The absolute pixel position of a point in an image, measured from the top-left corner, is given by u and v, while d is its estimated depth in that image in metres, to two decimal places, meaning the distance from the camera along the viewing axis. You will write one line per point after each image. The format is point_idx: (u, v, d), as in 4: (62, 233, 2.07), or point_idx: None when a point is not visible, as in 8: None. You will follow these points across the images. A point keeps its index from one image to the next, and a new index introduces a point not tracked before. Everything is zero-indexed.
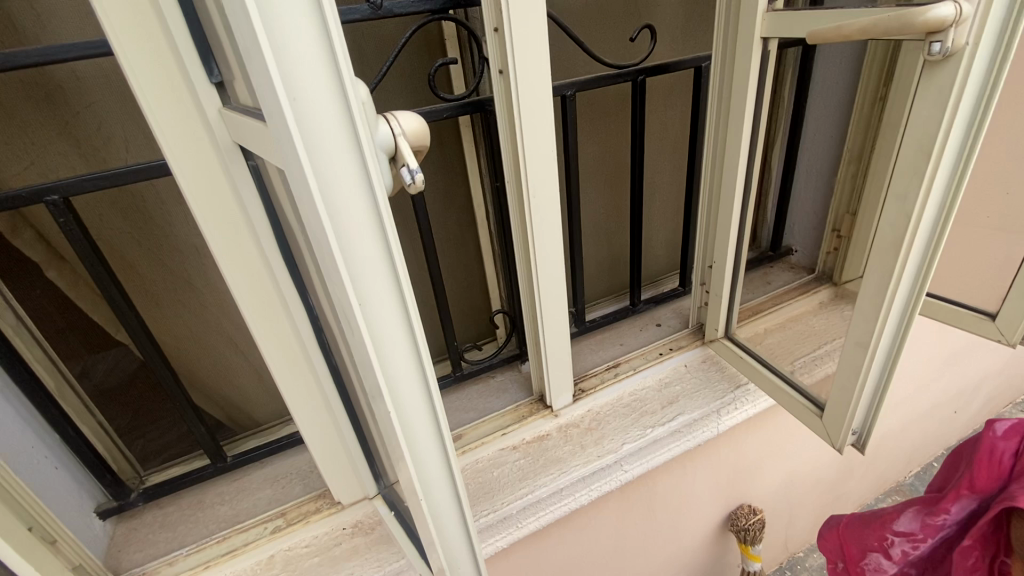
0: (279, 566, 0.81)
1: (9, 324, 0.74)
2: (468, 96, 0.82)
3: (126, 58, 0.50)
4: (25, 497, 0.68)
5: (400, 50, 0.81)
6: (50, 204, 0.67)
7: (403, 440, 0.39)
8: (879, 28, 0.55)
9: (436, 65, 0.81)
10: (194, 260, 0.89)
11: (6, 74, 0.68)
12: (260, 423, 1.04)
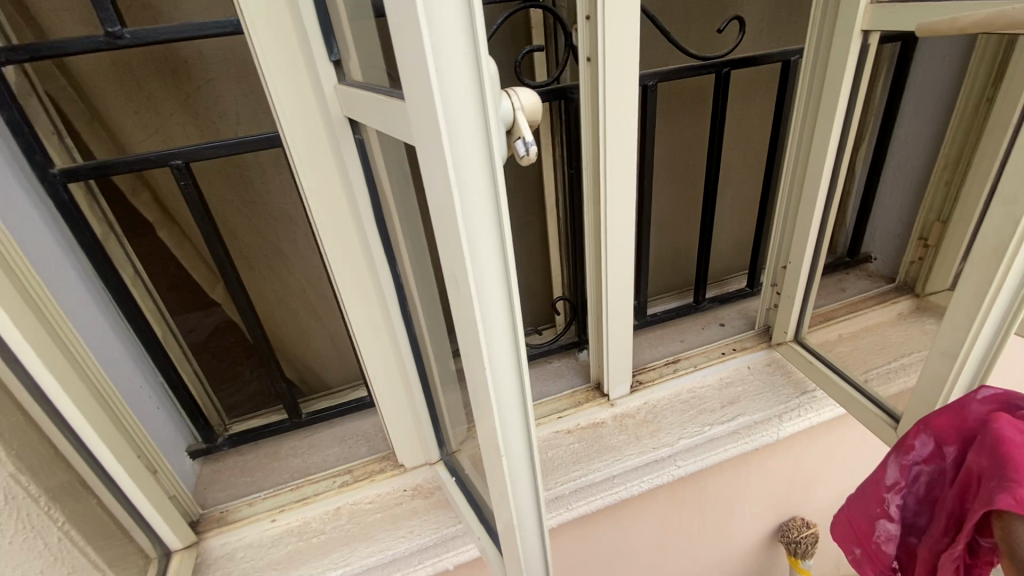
0: (345, 517, 0.87)
1: (128, 275, 0.82)
2: (552, 83, 0.84)
3: (257, 35, 0.55)
4: (134, 429, 0.77)
5: (490, 36, 0.84)
6: (175, 168, 0.74)
7: (491, 395, 0.42)
8: (1002, 20, 0.53)
9: (523, 52, 0.83)
10: (285, 229, 0.96)
11: (141, 49, 0.75)
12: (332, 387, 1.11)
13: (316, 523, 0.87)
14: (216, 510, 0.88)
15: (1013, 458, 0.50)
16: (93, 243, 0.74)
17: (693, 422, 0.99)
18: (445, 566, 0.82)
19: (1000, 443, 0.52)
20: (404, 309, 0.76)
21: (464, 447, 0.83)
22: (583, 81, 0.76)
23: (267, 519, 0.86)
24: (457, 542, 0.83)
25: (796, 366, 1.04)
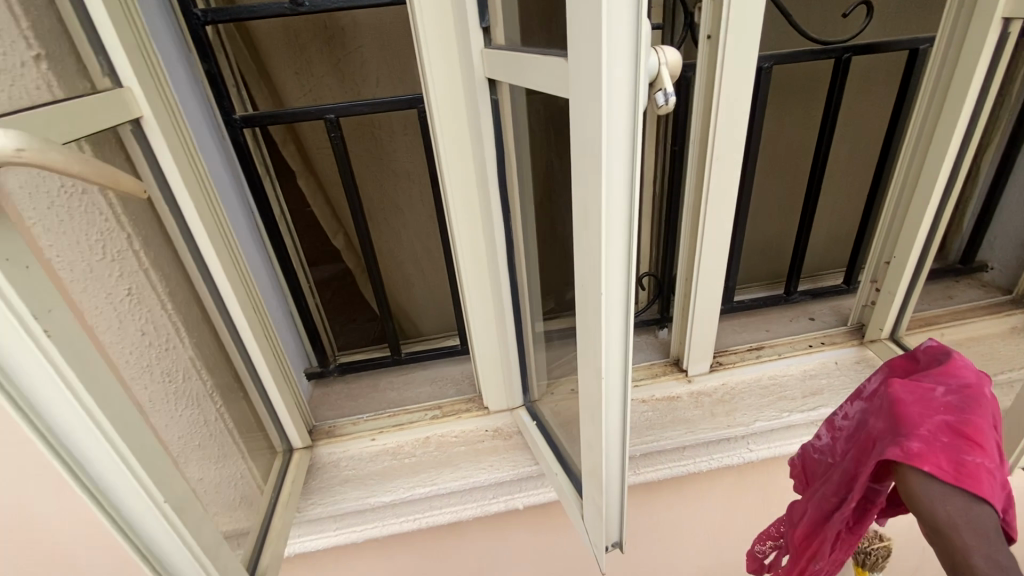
0: (434, 445, 0.98)
1: (278, 212, 0.96)
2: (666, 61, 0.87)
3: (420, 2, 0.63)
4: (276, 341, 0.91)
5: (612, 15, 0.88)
6: (329, 121, 0.85)
7: (602, 320, 0.49)
8: None
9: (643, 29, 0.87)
10: (404, 183, 1.09)
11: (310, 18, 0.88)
12: (428, 334, 1.23)
13: (408, 446, 0.98)
14: (326, 423, 1.01)
15: (912, 414, 0.49)
16: (258, 181, 0.88)
17: (771, 407, 1.00)
18: (516, 505, 0.93)
19: (913, 400, 0.50)
20: (508, 260, 0.84)
21: (551, 396, 0.90)
22: (701, 58, 0.79)
23: (367, 437, 0.98)
24: (531, 482, 0.93)
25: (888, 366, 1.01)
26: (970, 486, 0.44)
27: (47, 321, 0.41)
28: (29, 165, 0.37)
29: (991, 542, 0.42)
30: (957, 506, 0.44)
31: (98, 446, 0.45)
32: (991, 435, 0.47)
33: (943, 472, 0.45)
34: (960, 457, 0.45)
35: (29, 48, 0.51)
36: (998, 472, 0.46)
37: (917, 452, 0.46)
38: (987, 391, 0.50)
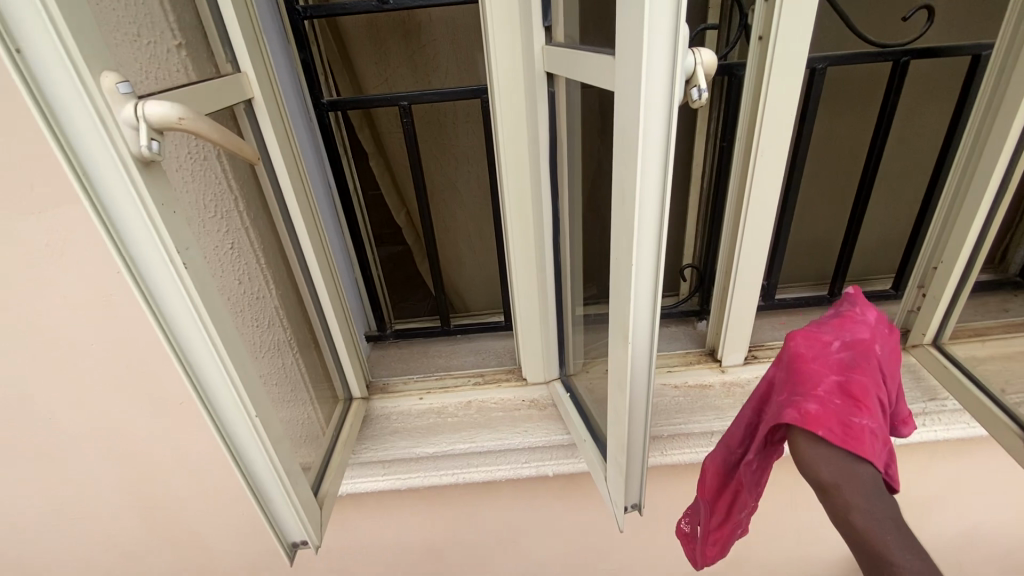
0: (475, 408, 1.07)
1: (352, 188, 1.08)
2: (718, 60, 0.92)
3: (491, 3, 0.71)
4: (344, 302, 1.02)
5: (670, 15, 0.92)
6: (402, 107, 0.94)
7: (631, 288, 0.55)
8: None
9: (698, 30, 0.91)
10: (463, 168, 1.18)
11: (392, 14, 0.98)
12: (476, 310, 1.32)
13: (452, 407, 1.07)
14: (381, 380, 1.12)
15: (811, 373, 0.59)
16: (336, 159, 0.99)
17: None
18: (547, 471, 1.00)
19: (816, 360, 0.60)
20: (553, 241, 0.90)
21: (586, 372, 0.97)
22: (752, 58, 0.82)
23: (415, 396, 1.09)
24: (562, 451, 1.00)
25: (929, 371, 1.01)
26: (853, 444, 0.54)
27: (185, 255, 0.52)
28: (184, 130, 0.47)
29: (871, 494, 0.52)
30: (839, 464, 0.53)
31: (212, 359, 0.57)
32: (873, 388, 0.59)
33: (835, 433, 0.54)
34: (848, 419, 0.55)
35: (173, 38, 0.62)
36: (878, 429, 0.56)
37: (814, 414, 0.56)
38: (875, 347, 0.62)
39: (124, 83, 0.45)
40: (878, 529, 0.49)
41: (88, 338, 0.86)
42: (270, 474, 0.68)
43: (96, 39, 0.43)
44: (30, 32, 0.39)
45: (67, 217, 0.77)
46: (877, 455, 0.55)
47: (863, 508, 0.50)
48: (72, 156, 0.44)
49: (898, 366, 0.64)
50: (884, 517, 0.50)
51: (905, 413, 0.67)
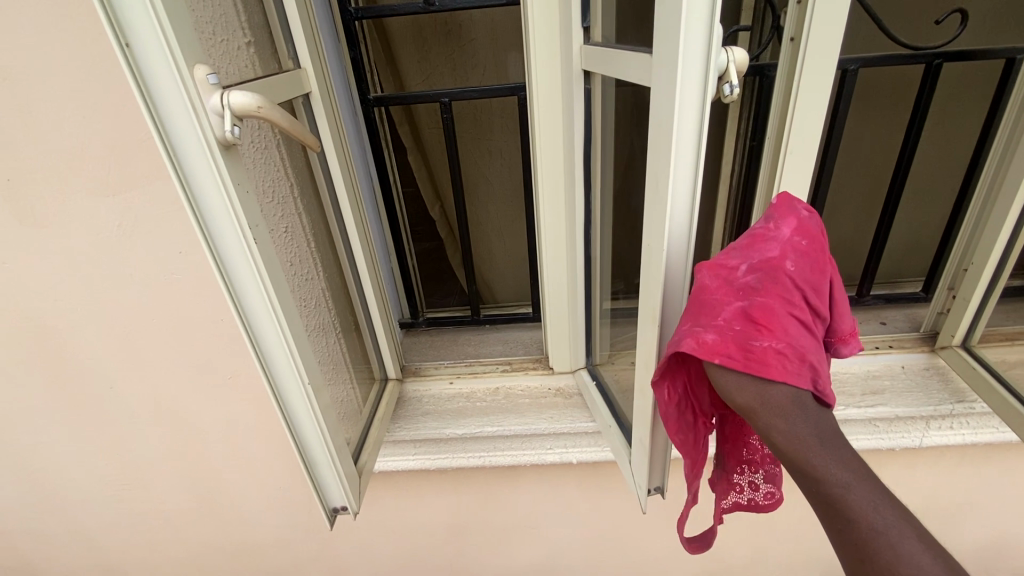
0: (502, 394, 1.11)
1: (393, 182, 1.14)
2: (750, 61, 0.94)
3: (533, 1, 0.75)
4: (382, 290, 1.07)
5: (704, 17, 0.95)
6: (443, 104, 0.99)
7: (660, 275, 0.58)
8: None
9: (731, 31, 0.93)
10: (498, 163, 1.23)
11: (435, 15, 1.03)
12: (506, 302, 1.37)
13: (480, 392, 1.12)
14: (414, 364, 1.18)
15: (712, 303, 0.54)
16: (379, 152, 1.05)
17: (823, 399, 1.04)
18: (570, 458, 1.01)
19: (715, 286, 0.55)
20: (585, 235, 0.93)
21: (613, 363, 1.00)
22: (783, 58, 0.84)
23: (446, 380, 1.14)
24: (587, 439, 1.02)
25: (959, 374, 1.01)
26: (754, 369, 0.50)
27: (255, 231, 0.58)
28: (260, 118, 0.53)
29: (788, 414, 0.49)
30: (751, 391, 0.50)
31: (274, 327, 0.63)
32: (781, 305, 0.52)
33: (734, 360, 0.51)
34: (747, 342, 0.51)
35: (244, 36, 0.67)
36: (788, 349, 0.51)
37: (710, 345, 0.51)
38: (789, 263, 0.54)
39: (213, 75, 0.51)
40: (806, 447, 0.47)
41: (152, 312, 0.95)
42: (316, 436, 0.74)
43: (191, 37, 0.49)
44: (137, 30, 0.45)
45: (140, 202, 0.85)
46: (789, 373, 0.50)
47: (783, 431, 0.48)
48: (166, 139, 0.50)
49: (826, 278, 0.56)
50: (813, 434, 0.48)
51: (849, 325, 0.58)
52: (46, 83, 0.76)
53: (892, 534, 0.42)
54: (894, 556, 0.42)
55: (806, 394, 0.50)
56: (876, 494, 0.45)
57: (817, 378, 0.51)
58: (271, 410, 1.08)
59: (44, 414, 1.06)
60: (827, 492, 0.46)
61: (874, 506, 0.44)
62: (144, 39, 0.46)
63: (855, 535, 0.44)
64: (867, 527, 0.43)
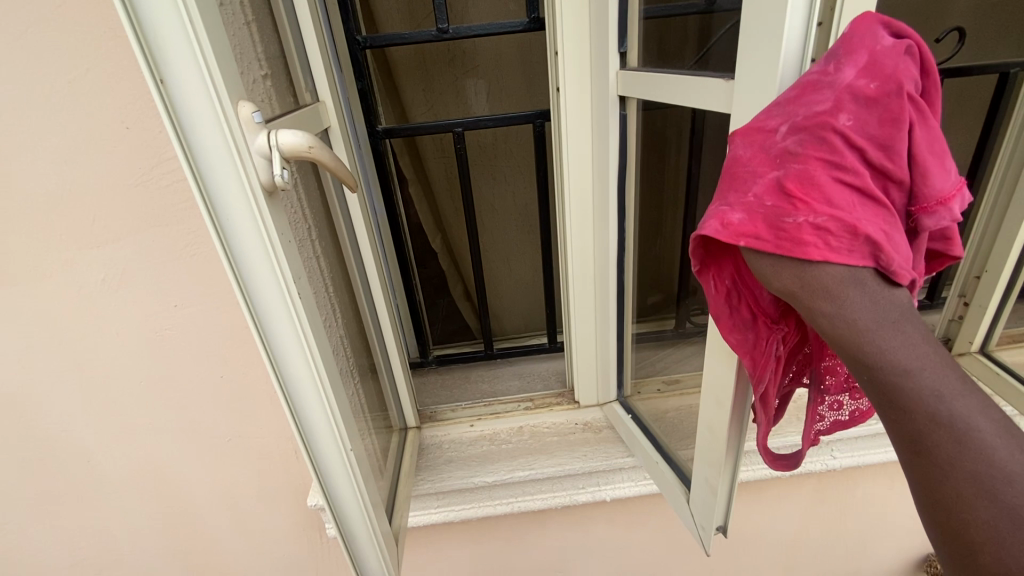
0: (528, 434, 1.05)
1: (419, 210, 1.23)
2: None
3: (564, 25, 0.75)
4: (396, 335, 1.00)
5: None
6: (457, 133, 0.96)
7: None
8: None
9: None
10: (504, 188, 1.34)
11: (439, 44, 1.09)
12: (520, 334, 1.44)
13: (504, 433, 1.05)
14: (429, 409, 1.13)
15: (742, 175, 0.42)
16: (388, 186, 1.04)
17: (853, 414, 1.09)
18: (603, 497, 0.98)
19: (746, 157, 0.42)
20: (618, 261, 0.91)
21: (653, 393, 0.98)
22: None
23: (466, 423, 1.08)
24: (621, 475, 0.98)
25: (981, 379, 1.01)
26: (785, 253, 0.39)
27: (298, 284, 0.52)
28: (309, 158, 0.49)
29: (838, 298, 0.38)
30: (786, 275, 0.40)
31: (312, 383, 0.57)
32: (824, 172, 0.38)
33: (762, 243, 0.40)
34: (777, 219, 0.39)
35: (260, 68, 0.57)
36: (835, 228, 0.37)
37: (732, 227, 0.41)
38: (845, 115, 0.38)
39: (257, 113, 0.46)
40: (857, 335, 0.37)
41: (142, 376, 0.85)
42: (353, 498, 0.66)
43: (234, 75, 0.44)
44: (175, 64, 0.40)
45: (132, 253, 0.76)
46: (833, 253, 0.38)
47: (833, 319, 0.38)
48: (203, 188, 0.45)
49: (908, 129, 0.37)
50: (872, 321, 0.37)
51: (945, 188, 0.39)
52: (16, 128, 0.66)
53: (962, 427, 0.37)
54: (962, 453, 0.36)
55: (863, 275, 0.38)
56: (945, 382, 0.37)
57: (881, 256, 0.37)
58: (277, 474, 0.98)
59: (16, 497, 0.93)
60: (882, 383, 0.38)
61: (940, 398, 0.37)
62: (184, 75, 0.41)
63: (913, 427, 0.38)
64: (930, 420, 0.37)
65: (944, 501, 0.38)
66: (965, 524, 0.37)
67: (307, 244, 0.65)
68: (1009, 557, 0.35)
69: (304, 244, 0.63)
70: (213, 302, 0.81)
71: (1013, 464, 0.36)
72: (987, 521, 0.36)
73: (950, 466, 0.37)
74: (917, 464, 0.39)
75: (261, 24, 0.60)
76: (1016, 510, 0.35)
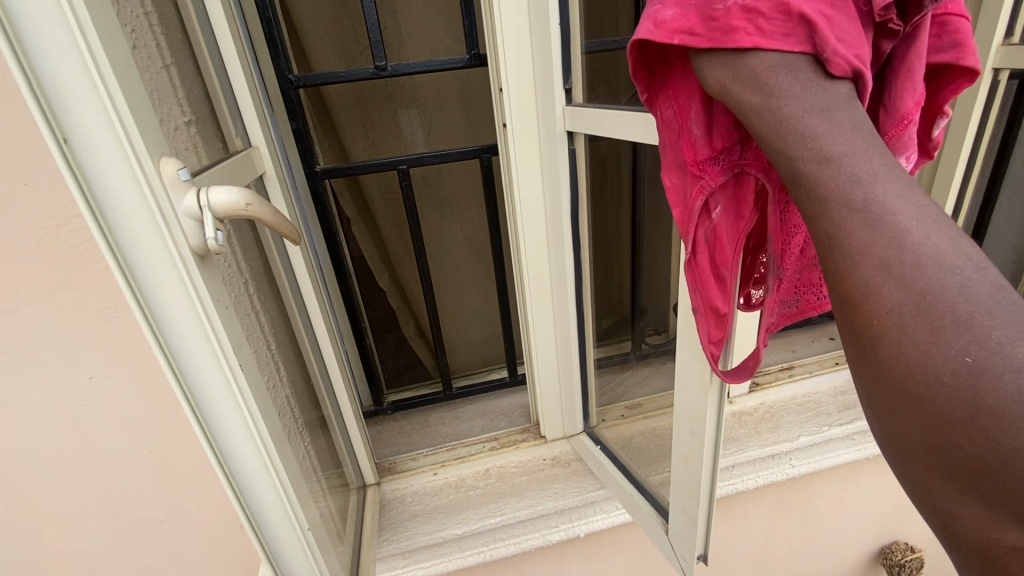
0: (495, 475, 1.01)
1: (366, 249, 1.19)
2: None
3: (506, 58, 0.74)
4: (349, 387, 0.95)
5: None
6: (402, 171, 0.93)
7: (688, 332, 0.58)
8: None
9: None
10: (450, 222, 1.32)
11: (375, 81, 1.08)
12: (478, 371, 1.42)
13: (470, 478, 1.01)
14: (387, 461, 1.06)
15: None
16: (331, 228, 1.00)
17: (806, 421, 1.16)
18: (577, 533, 0.90)
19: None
20: (576, 290, 0.92)
21: (619, 420, 0.98)
22: None
23: (429, 471, 1.03)
24: (594, 509, 0.93)
25: None
26: (717, 39, 0.34)
27: (240, 355, 0.48)
28: (246, 216, 0.44)
29: (767, 86, 0.33)
30: (719, 74, 0.35)
31: (256, 452, 0.51)
32: None
33: (694, 35, 0.35)
34: (709, 8, 0.35)
35: (184, 114, 0.52)
36: (768, 0, 0.33)
37: (664, 25, 0.36)
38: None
39: (184, 170, 0.41)
40: (782, 123, 0.33)
41: (49, 462, 0.74)
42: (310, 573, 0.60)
43: (157, 130, 0.40)
44: (79, 120, 0.35)
45: (32, 324, 0.66)
46: (765, 37, 0.33)
47: (761, 112, 0.33)
48: (120, 255, 0.39)
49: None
50: (801, 107, 0.32)
51: None
52: None
53: (879, 211, 0.30)
54: (879, 241, 0.30)
55: (798, 63, 0.33)
56: (864, 163, 0.31)
57: (817, 38, 0.32)
58: (218, 555, 0.88)
59: None
60: (795, 170, 0.33)
61: (856, 180, 0.31)
62: (91, 133, 0.35)
63: (826, 218, 0.32)
64: (841, 206, 0.31)
65: (852, 298, 0.31)
66: (881, 338, 0.30)
67: (245, 298, 0.58)
68: (912, 348, 0.28)
69: (243, 301, 0.57)
70: (132, 370, 0.72)
71: (931, 247, 0.29)
72: (892, 310, 0.29)
73: (859, 254, 0.31)
74: (828, 264, 0.33)
75: (182, 68, 0.54)
76: (925, 293, 0.28)
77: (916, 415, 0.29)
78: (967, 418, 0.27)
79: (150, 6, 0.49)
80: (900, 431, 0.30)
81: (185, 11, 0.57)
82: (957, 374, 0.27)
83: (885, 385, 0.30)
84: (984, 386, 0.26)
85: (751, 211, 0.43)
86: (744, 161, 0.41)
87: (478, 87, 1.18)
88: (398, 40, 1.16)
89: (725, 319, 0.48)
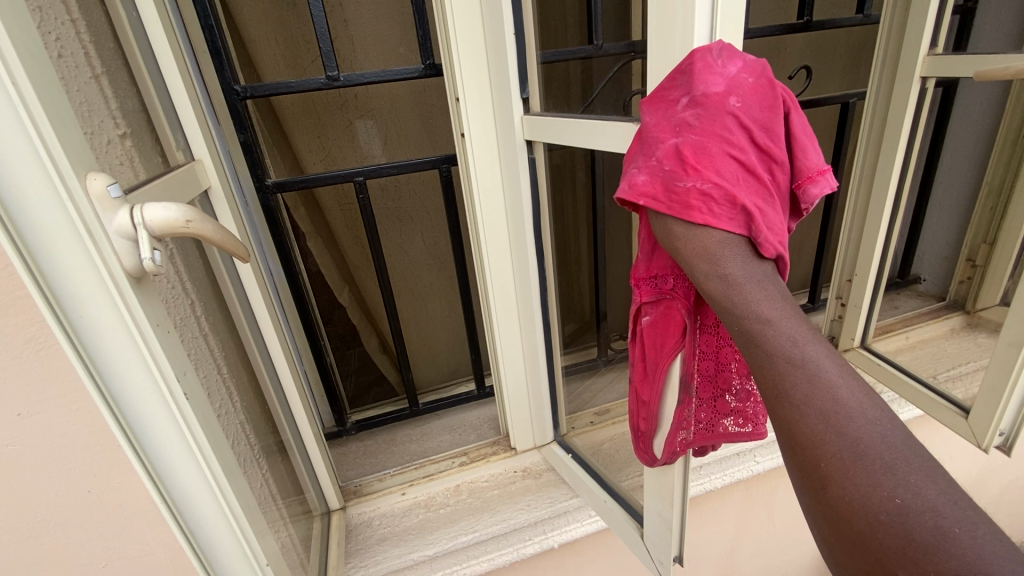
0: (465, 492, 0.99)
1: (325, 259, 1.15)
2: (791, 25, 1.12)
3: (461, 58, 0.73)
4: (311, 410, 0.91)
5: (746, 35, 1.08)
6: (358, 183, 0.90)
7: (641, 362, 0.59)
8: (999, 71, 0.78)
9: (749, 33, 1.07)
10: (410, 231, 1.29)
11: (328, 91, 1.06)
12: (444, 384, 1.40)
13: (440, 497, 0.98)
14: (353, 483, 1.02)
15: (649, 143, 0.42)
16: (284, 241, 0.95)
17: None
18: (551, 544, 0.89)
19: (652, 123, 0.42)
20: (541, 302, 0.92)
21: (592, 433, 0.99)
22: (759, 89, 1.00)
23: (397, 492, 0.99)
24: (568, 517, 0.91)
25: (868, 370, 1.20)
26: (680, 215, 0.39)
27: (183, 382, 0.44)
28: (189, 235, 0.40)
29: (715, 258, 0.39)
30: (678, 234, 0.40)
31: (207, 491, 0.48)
32: (716, 146, 0.39)
33: (660, 206, 0.40)
34: (671, 182, 0.40)
35: (117, 128, 0.48)
36: (721, 195, 0.39)
37: (634, 188, 0.41)
38: (734, 99, 0.40)
39: (114, 187, 0.38)
40: (729, 289, 0.39)
41: None
42: None
43: (83, 147, 0.37)
44: (7, 157, 0.33)
45: None
46: (716, 220, 0.39)
47: (710, 278, 0.39)
48: (43, 284, 0.37)
49: (781, 117, 0.41)
50: (744, 276, 0.39)
51: (808, 172, 0.42)
52: None
53: (814, 367, 0.38)
54: (813, 391, 0.37)
55: (738, 244, 0.40)
56: (795, 328, 0.39)
57: (753, 226, 0.39)
58: None
59: None
60: (743, 328, 0.39)
61: (794, 342, 0.38)
62: (3, 147, 0.33)
63: (771, 370, 0.38)
64: (784, 362, 0.38)
65: (800, 442, 0.38)
66: (829, 478, 0.36)
67: (191, 321, 0.55)
68: (854, 491, 0.35)
69: (189, 324, 0.53)
70: None
71: (857, 404, 0.37)
72: (834, 456, 0.36)
73: (802, 405, 0.37)
74: (775, 410, 0.39)
75: (114, 79, 0.51)
76: (858, 442, 0.36)
77: (861, 547, 0.35)
78: (900, 552, 0.33)
79: (76, 12, 0.46)
80: (849, 561, 0.37)
81: (114, 12, 0.53)
82: (891, 513, 0.34)
83: (833, 518, 0.37)
84: (911, 523, 0.33)
85: (675, 331, 0.50)
86: (671, 292, 0.48)
87: (435, 98, 1.17)
88: (351, 47, 1.13)
89: (649, 406, 0.55)
